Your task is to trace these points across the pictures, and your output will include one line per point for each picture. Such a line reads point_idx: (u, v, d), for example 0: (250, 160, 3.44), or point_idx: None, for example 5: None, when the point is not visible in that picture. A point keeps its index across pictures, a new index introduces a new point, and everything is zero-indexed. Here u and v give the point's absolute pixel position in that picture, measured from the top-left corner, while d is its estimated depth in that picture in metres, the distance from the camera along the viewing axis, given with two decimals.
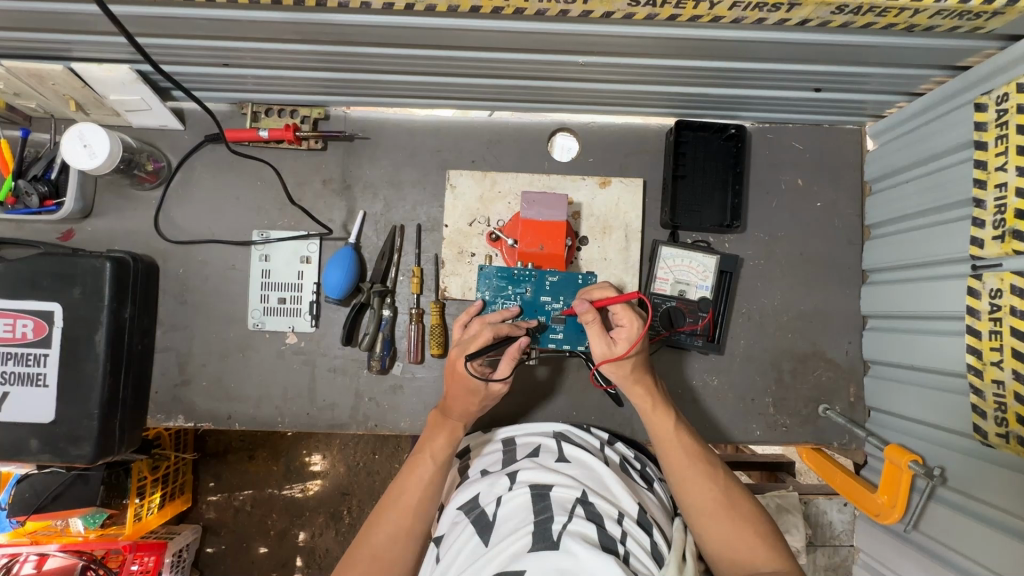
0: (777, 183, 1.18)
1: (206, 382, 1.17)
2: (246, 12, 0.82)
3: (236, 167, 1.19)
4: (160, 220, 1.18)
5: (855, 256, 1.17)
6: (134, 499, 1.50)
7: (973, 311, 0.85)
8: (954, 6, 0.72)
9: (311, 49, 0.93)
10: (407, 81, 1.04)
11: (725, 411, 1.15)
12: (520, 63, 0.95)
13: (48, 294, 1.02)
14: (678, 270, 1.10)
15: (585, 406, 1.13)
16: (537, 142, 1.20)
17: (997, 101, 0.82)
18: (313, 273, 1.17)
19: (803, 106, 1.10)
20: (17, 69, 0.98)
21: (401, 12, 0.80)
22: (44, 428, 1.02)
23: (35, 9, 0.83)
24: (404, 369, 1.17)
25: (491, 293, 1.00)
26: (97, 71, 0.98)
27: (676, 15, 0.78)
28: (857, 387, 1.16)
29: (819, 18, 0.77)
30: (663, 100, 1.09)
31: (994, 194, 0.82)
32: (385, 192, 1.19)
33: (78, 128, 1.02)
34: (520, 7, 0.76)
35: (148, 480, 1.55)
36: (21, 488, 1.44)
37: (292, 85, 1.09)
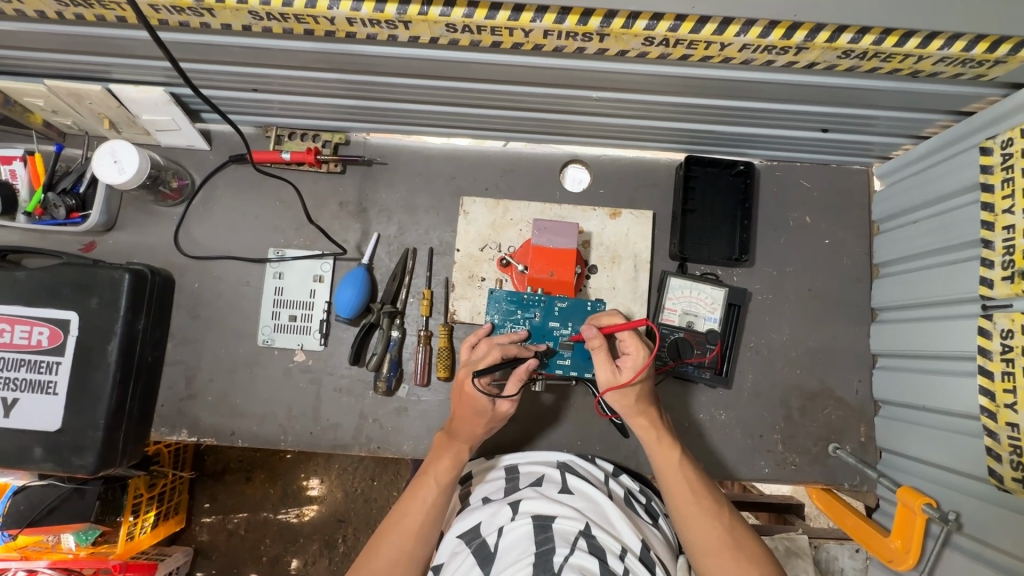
0: (786, 220, 1.20)
1: (212, 397, 1.17)
2: (278, 41, 0.87)
3: (257, 188, 1.23)
4: (180, 236, 1.21)
5: (864, 295, 1.17)
6: (128, 517, 1.49)
7: (984, 352, 0.85)
8: (958, 53, 0.75)
9: (337, 77, 0.98)
10: (426, 110, 1.08)
11: (732, 446, 1.13)
12: (536, 96, 0.99)
13: (66, 303, 1.04)
14: (687, 302, 1.11)
15: (590, 436, 1.12)
16: (549, 173, 1.23)
17: (1002, 146, 0.84)
18: (325, 292, 1.19)
19: (812, 145, 1.12)
20: (58, 88, 1.04)
21: (427, 45, 0.85)
22: (48, 437, 1.02)
23: (85, 33, 0.89)
24: (409, 392, 1.17)
25: (500, 316, 1.00)
26: (132, 92, 1.04)
27: (688, 55, 0.81)
28: (867, 427, 1.14)
29: (826, 62, 0.80)
30: (673, 135, 1.12)
31: (1002, 236, 0.83)
32: (400, 215, 1.22)
33: (110, 144, 1.06)
34: (539, 44, 0.81)
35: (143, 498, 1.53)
36: (19, 499, 1.43)
37: (317, 111, 1.13)
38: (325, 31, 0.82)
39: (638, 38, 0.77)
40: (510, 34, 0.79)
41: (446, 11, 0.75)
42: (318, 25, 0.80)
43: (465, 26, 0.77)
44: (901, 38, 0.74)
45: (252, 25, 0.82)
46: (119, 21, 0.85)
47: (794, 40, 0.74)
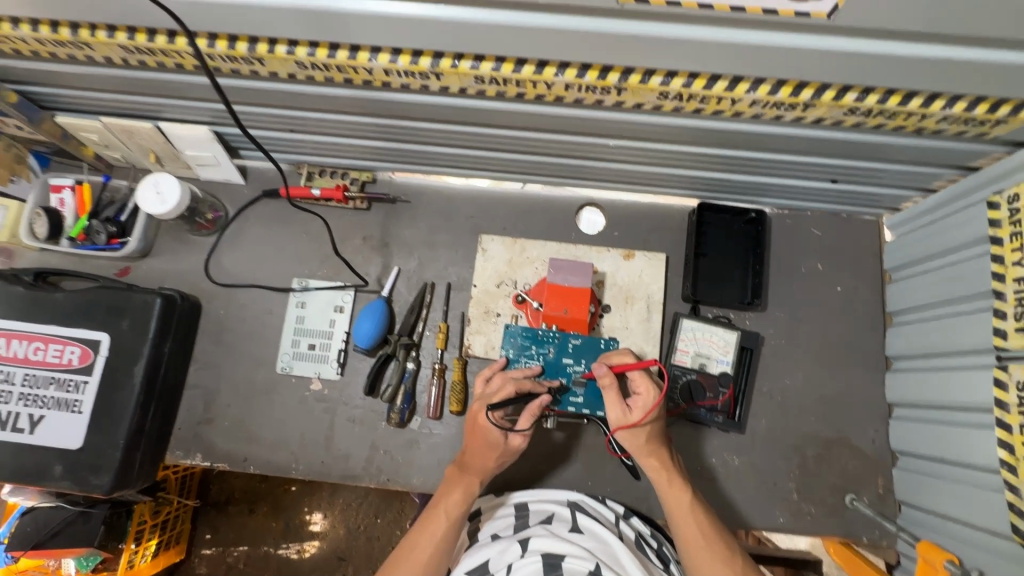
0: (797, 266, 1.22)
1: (228, 422, 1.19)
2: (319, 88, 0.94)
3: (286, 221, 1.29)
4: (210, 264, 1.27)
5: (878, 343, 1.18)
6: (129, 545, 1.49)
7: (1001, 404, 0.85)
8: (960, 112, 0.79)
9: (370, 120, 1.05)
10: (451, 152, 1.15)
11: (746, 493, 1.11)
12: (555, 142, 1.05)
13: (99, 324, 1.09)
14: (699, 343, 1.12)
15: (600, 477, 1.11)
16: (566, 214, 1.27)
17: (1009, 201, 0.86)
18: (344, 323, 1.22)
19: (822, 195, 1.16)
20: (113, 125, 1.13)
21: (456, 94, 0.91)
22: (69, 456, 1.04)
23: (146, 77, 0.97)
24: (421, 425, 1.17)
25: (514, 351, 1.02)
26: (179, 130, 1.12)
27: (700, 108, 0.86)
28: (885, 479, 1.12)
29: (834, 117, 0.84)
30: (686, 183, 1.16)
31: (1013, 287, 0.84)
32: (420, 251, 1.27)
33: (152, 178, 1.14)
34: (560, 95, 0.87)
35: (147, 524, 1.55)
36: (24, 520, 1.44)
37: (348, 151, 1.20)
38: (363, 80, 0.89)
39: (654, 93, 0.82)
40: (534, 87, 0.85)
41: (476, 65, 0.81)
42: (358, 75, 0.87)
43: (493, 79, 0.83)
44: (903, 98, 0.78)
45: (297, 73, 0.89)
46: (177, 68, 0.93)
47: (801, 98, 0.79)
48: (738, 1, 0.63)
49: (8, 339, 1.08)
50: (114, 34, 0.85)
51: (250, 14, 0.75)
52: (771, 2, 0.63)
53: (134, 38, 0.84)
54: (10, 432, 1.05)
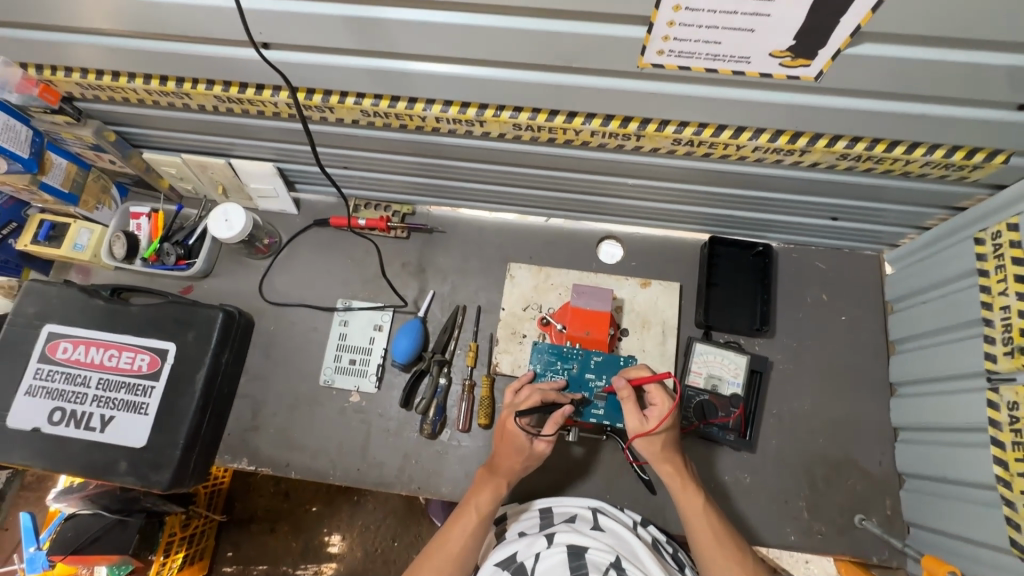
0: (803, 297, 1.31)
1: (273, 430, 1.29)
2: (377, 132, 1.09)
3: (334, 247, 1.42)
4: (264, 284, 1.40)
5: (883, 370, 1.25)
6: (159, 556, 1.55)
7: (995, 423, 0.91)
8: (939, 159, 0.90)
9: (417, 160, 1.19)
10: (485, 189, 1.28)
11: (758, 510, 1.17)
12: (580, 181, 1.17)
13: (167, 335, 1.21)
14: (711, 366, 1.19)
15: (618, 490, 1.18)
16: (587, 246, 1.39)
17: (993, 237, 0.95)
18: (383, 340, 1.34)
19: (823, 232, 1.26)
20: (191, 160, 1.29)
21: (495, 138, 1.05)
22: (134, 453, 1.15)
23: (230, 121, 1.13)
24: (450, 437, 1.26)
25: (541, 365, 1.12)
26: (250, 165, 1.29)
27: (709, 153, 0.98)
28: (893, 501, 1.17)
29: (828, 162, 0.96)
30: (698, 219, 1.28)
31: (1000, 315, 0.92)
32: (453, 276, 1.39)
33: (219, 209, 1.29)
34: (586, 140, 1.00)
35: (175, 537, 1.61)
36: (67, 525, 1.52)
37: (393, 186, 1.35)
38: (416, 126, 1.04)
39: (668, 139, 0.95)
40: (563, 133, 0.98)
41: (515, 114, 0.95)
42: (412, 121, 1.02)
43: (529, 126, 0.97)
44: (888, 146, 0.90)
45: (361, 119, 1.04)
46: (258, 114, 1.09)
47: (798, 145, 0.91)
48: (739, 66, 0.76)
49: (86, 346, 1.19)
50: (211, 86, 1.01)
51: (331, 71, 0.90)
52: (767, 67, 0.76)
53: (228, 89, 1.01)
54: (82, 431, 1.16)
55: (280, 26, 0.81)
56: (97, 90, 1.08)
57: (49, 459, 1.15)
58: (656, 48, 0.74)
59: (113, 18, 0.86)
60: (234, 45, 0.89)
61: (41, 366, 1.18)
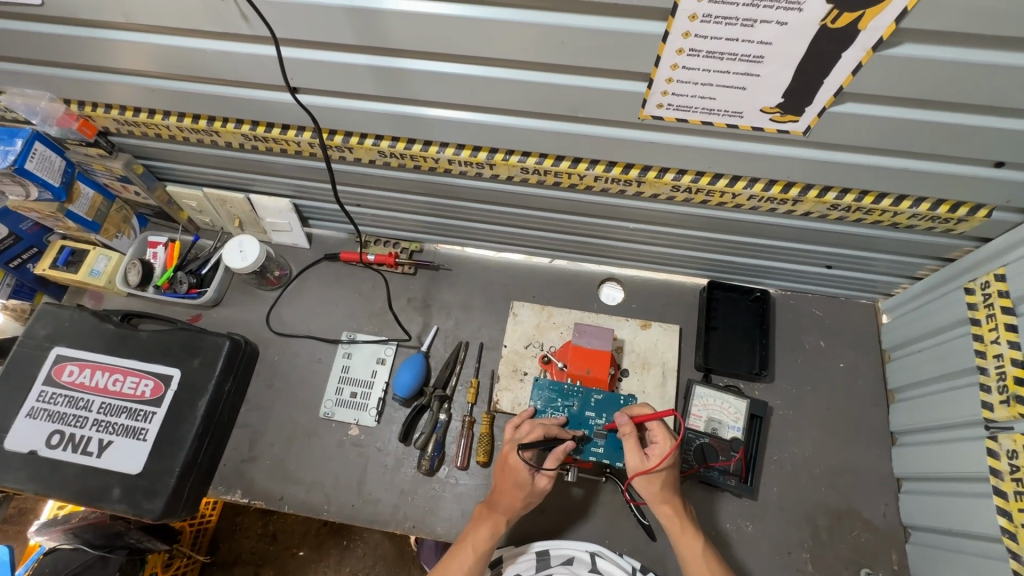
0: (801, 342, 1.32)
1: (270, 461, 1.28)
2: (392, 172, 1.15)
3: (342, 281, 1.46)
4: (271, 315, 1.43)
5: (882, 418, 1.25)
6: None
7: (995, 472, 0.91)
8: (925, 211, 0.94)
9: (428, 199, 1.25)
10: (492, 229, 1.34)
11: (761, 561, 1.14)
12: (583, 224, 1.23)
13: (172, 361, 1.22)
14: (711, 409, 1.19)
15: (617, 535, 1.15)
16: (588, 287, 1.43)
17: (982, 287, 0.99)
18: (385, 374, 1.35)
19: (819, 279, 1.30)
20: (211, 194, 1.36)
21: (504, 181, 1.10)
22: (128, 479, 1.14)
23: (253, 158, 1.20)
24: (448, 474, 1.25)
25: (542, 402, 1.12)
26: (265, 201, 1.36)
27: (707, 200, 1.03)
28: (899, 554, 1.14)
29: (819, 212, 1.01)
30: (697, 264, 1.32)
31: (994, 362, 0.93)
32: (457, 313, 1.42)
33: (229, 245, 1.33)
34: (590, 185, 1.05)
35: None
36: (45, 560, 1.46)
37: (403, 224, 1.41)
38: (429, 167, 1.09)
39: (668, 186, 1.00)
40: (568, 177, 1.03)
41: (523, 159, 1.01)
42: (426, 163, 1.08)
43: (536, 170, 1.03)
44: (876, 198, 0.95)
45: (377, 159, 1.10)
46: (281, 152, 1.15)
47: (790, 194, 0.96)
48: (732, 120, 0.82)
49: (92, 369, 1.21)
50: (240, 125, 1.08)
51: (355, 115, 0.97)
52: (759, 121, 0.82)
53: (255, 128, 1.08)
54: (79, 455, 1.15)
55: (310, 73, 0.88)
56: (132, 126, 1.15)
57: (43, 483, 1.14)
58: (656, 101, 0.81)
59: (156, 61, 0.93)
60: (266, 89, 0.97)
61: (45, 389, 1.19)
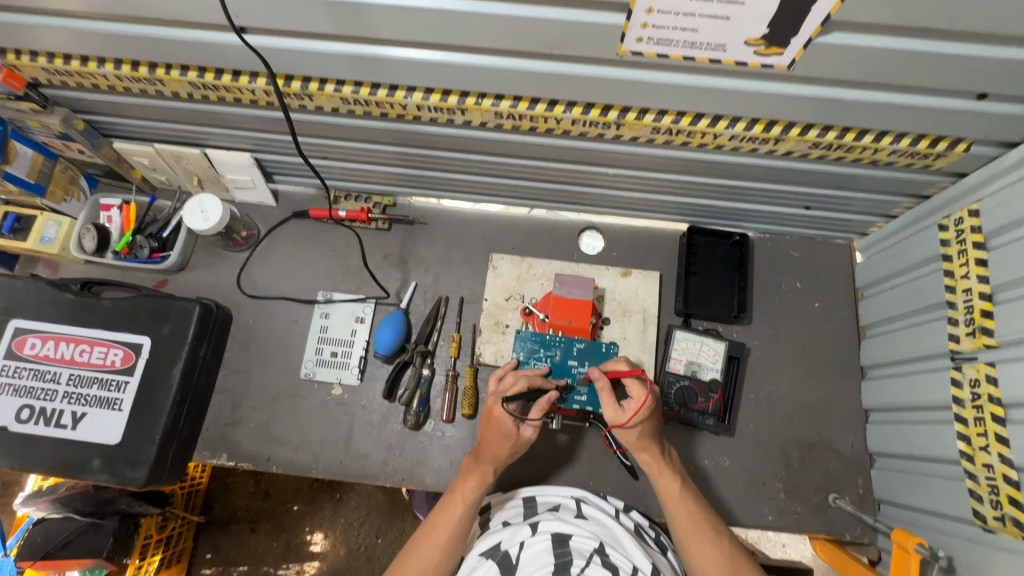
0: (779, 285, 1.34)
1: (253, 424, 1.27)
2: (358, 120, 1.08)
3: (313, 239, 1.41)
4: (242, 277, 1.38)
5: (854, 354, 1.29)
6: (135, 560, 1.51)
7: (958, 400, 0.95)
8: (905, 147, 0.93)
9: (399, 150, 1.19)
10: (466, 179, 1.29)
11: (735, 493, 1.20)
12: (562, 171, 1.18)
13: (141, 329, 1.18)
14: (689, 352, 1.21)
15: (601, 476, 1.19)
16: (568, 236, 1.40)
17: (955, 224, 0.99)
18: (365, 332, 1.33)
19: (797, 221, 1.30)
20: (164, 150, 1.26)
21: (477, 127, 1.05)
22: (108, 450, 1.12)
23: (203, 108, 1.11)
24: (434, 428, 1.26)
25: (524, 353, 1.12)
26: (224, 155, 1.27)
27: (687, 142, 1.00)
28: (864, 479, 1.21)
29: (800, 151, 0.99)
30: (677, 209, 1.30)
31: (963, 297, 0.96)
32: (435, 268, 1.39)
33: (191, 215, 1.24)
34: (567, 129, 1.01)
35: (152, 539, 1.58)
36: (37, 530, 1.48)
37: (373, 177, 1.34)
38: (397, 114, 1.03)
39: (648, 128, 0.96)
40: (545, 121, 0.99)
41: (497, 103, 0.96)
42: (393, 109, 1.01)
43: (511, 114, 0.97)
44: (858, 134, 0.93)
45: (341, 107, 1.03)
46: (234, 101, 1.07)
47: (772, 133, 0.94)
48: (716, 54, 0.78)
49: (55, 341, 1.16)
50: (186, 72, 0.99)
51: (312, 58, 0.89)
52: (742, 56, 0.78)
53: (203, 75, 0.99)
54: (52, 428, 1.12)
55: (259, 10, 0.80)
56: (64, 76, 1.05)
57: (18, 458, 1.11)
58: (635, 36, 0.76)
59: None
60: (211, 30, 0.88)
61: (8, 363, 1.14)
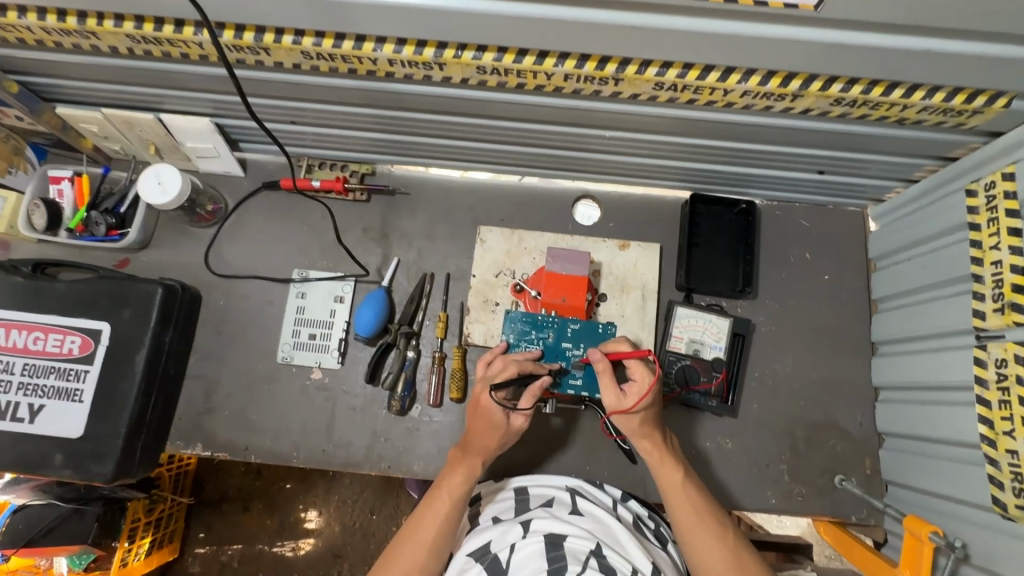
0: (787, 256, 1.25)
1: (228, 412, 1.20)
2: (324, 78, 0.96)
3: (286, 213, 1.30)
4: (210, 255, 1.27)
5: (864, 329, 1.22)
6: (122, 543, 1.47)
7: (981, 380, 0.88)
8: (938, 103, 0.83)
9: (373, 112, 1.07)
10: (450, 144, 1.17)
11: (738, 476, 1.15)
12: (554, 134, 1.07)
13: (99, 314, 1.09)
14: (692, 330, 1.15)
15: (598, 461, 1.14)
16: (562, 206, 1.30)
17: (986, 188, 0.90)
18: (345, 313, 1.24)
19: (809, 187, 1.20)
20: (112, 116, 1.13)
21: (458, 85, 0.94)
22: (70, 444, 1.05)
23: (148, 66, 0.98)
24: (422, 413, 1.19)
25: (515, 336, 1.05)
26: (180, 121, 1.14)
27: (694, 99, 0.89)
28: (872, 460, 1.16)
29: (820, 108, 0.89)
30: (680, 174, 1.20)
31: (991, 270, 0.88)
32: (419, 242, 1.29)
33: (149, 188, 1.13)
34: (559, 86, 0.90)
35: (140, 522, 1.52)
36: (19, 517, 1.39)
37: (348, 143, 1.22)
38: (367, 70, 0.91)
39: (650, 83, 0.85)
40: (534, 77, 0.87)
41: (479, 55, 0.84)
42: (362, 65, 0.89)
43: (495, 69, 0.86)
44: (886, 89, 0.82)
45: (302, 63, 0.91)
46: (183, 58, 0.95)
47: (790, 88, 0.83)
48: None
49: (5, 329, 1.07)
50: (121, 23, 0.86)
51: (262, 4, 0.77)
52: None
53: (141, 27, 0.86)
54: (9, 422, 1.04)
55: None
56: None
57: None
58: None
59: None
60: None
61: None
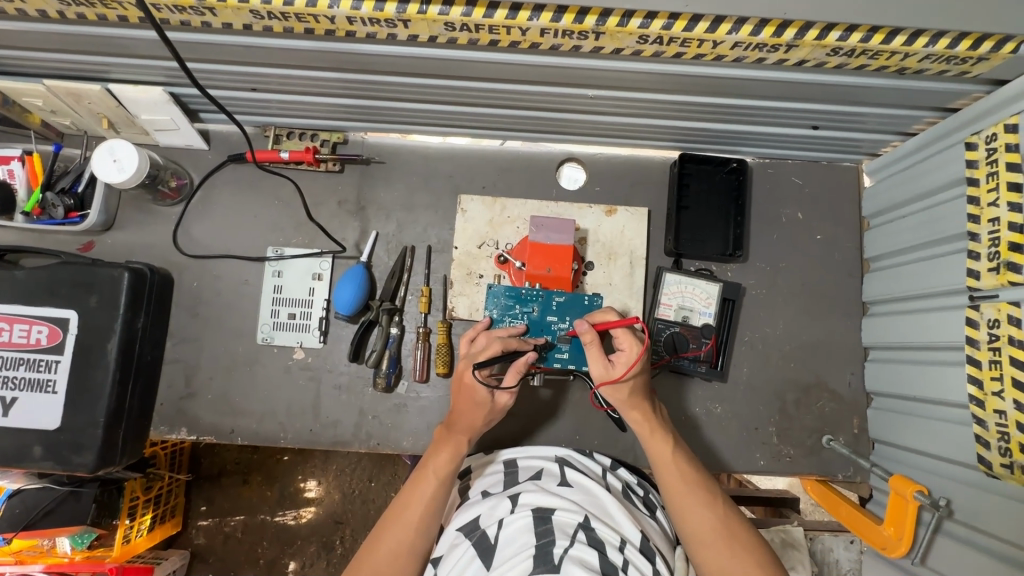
0: (779, 217, 1.22)
1: (211, 396, 1.18)
2: (280, 40, 0.88)
3: (256, 187, 1.23)
4: (179, 235, 1.22)
5: (855, 289, 1.20)
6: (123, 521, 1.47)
7: (972, 341, 0.87)
8: (942, 51, 0.77)
9: (339, 76, 0.99)
10: (424, 109, 1.10)
11: (727, 440, 1.15)
12: (534, 94, 1.00)
13: (64, 302, 1.04)
14: (682, 297, 1.12)
15: (587, 430, 1.13)
16: (546, 170, 1.24)
17: (986, 141, 0.86)
18: (324, 290, 1.20)
19: (802, 143, 1.15)
20: (57, 88, 1.05)
21: (425, 44, 0.86)
22: (48, 436, 1.02)
23: (85, 32, 0.89)
24: (408, 389, 1.18)
25: (498, 311, 1.02)
26: (131, 92, 1.05)
27: (682, 52, 0.83)
28: (860, 419, 1.16)
29: (816, 59, 0.83)
30: (668, 134, 1.14)
31: (988, 228, 0.85)
32: (398, 214, 1.23)
33: (104, 164, 1.06)
34: (536, 42, 0.83)
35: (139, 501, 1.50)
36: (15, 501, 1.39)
37: (316, 111, 1.15)
38: (325, 30, 0.83)
39: (633, 37, 0.79)
40: (507, 33, 0.80)
41: (445, 10, 0.76)
42: (319, 24, 0.82)
43: (463, 25, 0.79)
44: (887, 36, 0.76)
45: (252, 24, 0.83)
46: (121, 21, 0.86)
47: (784, 38, 0.77)
48: None
49: None
50: None
51: None
52: None
53: None
54: None
55: None
56: None
57: None
58: None
59: None
60: None
61: None
